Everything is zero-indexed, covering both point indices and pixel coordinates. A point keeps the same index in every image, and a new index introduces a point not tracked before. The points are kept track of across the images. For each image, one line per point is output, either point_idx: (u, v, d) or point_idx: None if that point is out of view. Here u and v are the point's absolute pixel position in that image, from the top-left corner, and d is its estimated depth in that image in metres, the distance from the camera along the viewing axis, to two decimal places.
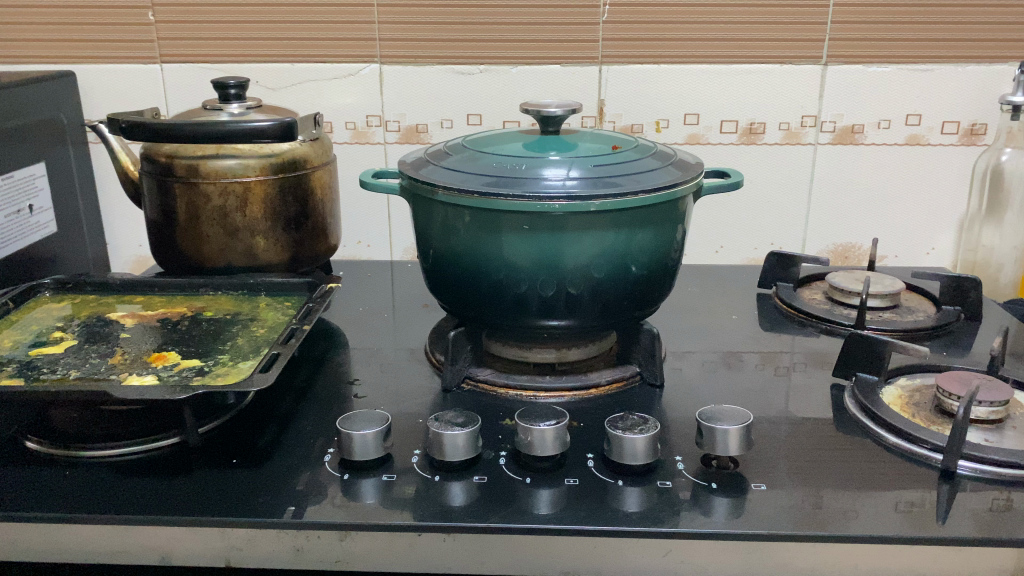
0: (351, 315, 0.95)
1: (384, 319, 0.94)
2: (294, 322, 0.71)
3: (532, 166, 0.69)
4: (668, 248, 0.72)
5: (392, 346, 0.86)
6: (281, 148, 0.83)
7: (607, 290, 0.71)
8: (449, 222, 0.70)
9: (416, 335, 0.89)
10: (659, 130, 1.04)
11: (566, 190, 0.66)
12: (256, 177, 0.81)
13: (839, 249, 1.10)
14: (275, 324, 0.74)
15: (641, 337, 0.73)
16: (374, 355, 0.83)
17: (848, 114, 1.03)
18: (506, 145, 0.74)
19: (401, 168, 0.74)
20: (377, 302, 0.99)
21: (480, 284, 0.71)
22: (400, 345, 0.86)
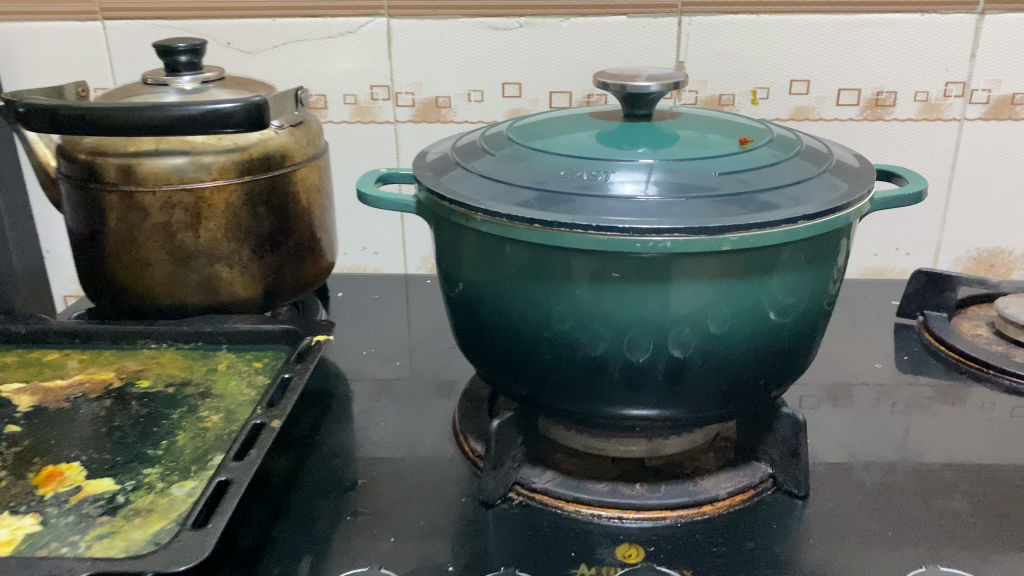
0: (359, 349, 0.72)
1: (403, 355, 0.71)
2: (258, 409, 0.47)
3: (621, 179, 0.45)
4: (819, 295, 0.48)
5: (413, 405, 0.63)
6: (248, 138, 0.58)
7: (731, 359, 0.47)
8: (494, 261, 0.47)
9: (440, 388, 0.65)
10: (756, 102, 0.79)
11: (688, 221, 0.41)
12: (212, 182, 0.57)
13: (983, 256, 0.86)
14: (235, 403, 0.51)
15: (779, 425, 0.50)
16: (388, 420, 0.60)
17: (1008, 80, 0.77)
18: (571, 136, 0.50)
19: (415, 172, 0.50)
20: (392, 328, 0.75)
21: (540, 351, 0.48)
22: (423, 402, 0.63)
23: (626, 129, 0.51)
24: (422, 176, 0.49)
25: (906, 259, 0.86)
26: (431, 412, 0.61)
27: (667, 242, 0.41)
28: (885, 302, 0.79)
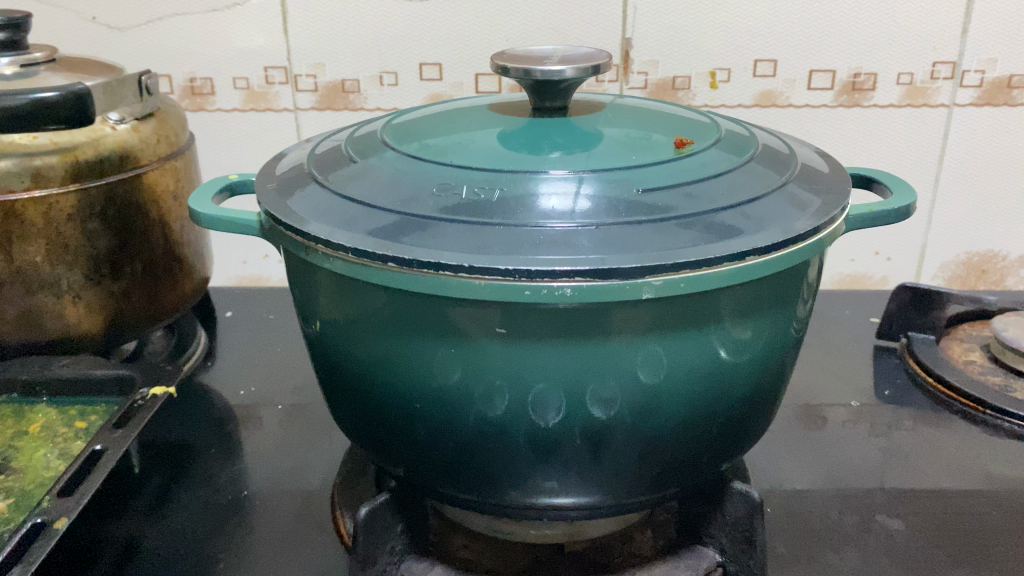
0: (248, 373, 0.60)
1: (299, 382, 0.59)
2: (47, 498, 0.37)
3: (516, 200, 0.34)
4: (774, 342, 0.38)
5: (298, 451, 0.51)
6: (74, 135, 0.46)
7: (662, 426, 0.37)
8: (355, 306, 0.36)
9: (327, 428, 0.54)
10: (715, 85, 0.68)
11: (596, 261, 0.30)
12: (27, 191, 0.45)
13: (974, 260, 0.75)
14: (34, 485, 0.40)
15: (727, 505, 0.40)
16: (260, 474, 0.49)
17: (1004, 60, 0.67)
18: (463, 140, 0.39)
19: (259, 188, 0.39)
20: (292, 348, 0.64)
21: (421, 419, 0.38)
22: (306, 449, 0.52)
23: (534, 131, 0.40)
24: (264, 196, 0.38)
25: (886, 264, 0.76)
26: (318, 461, 0.50)
27: (568, 290, 0.30)
28: (861, 317, 0.69)
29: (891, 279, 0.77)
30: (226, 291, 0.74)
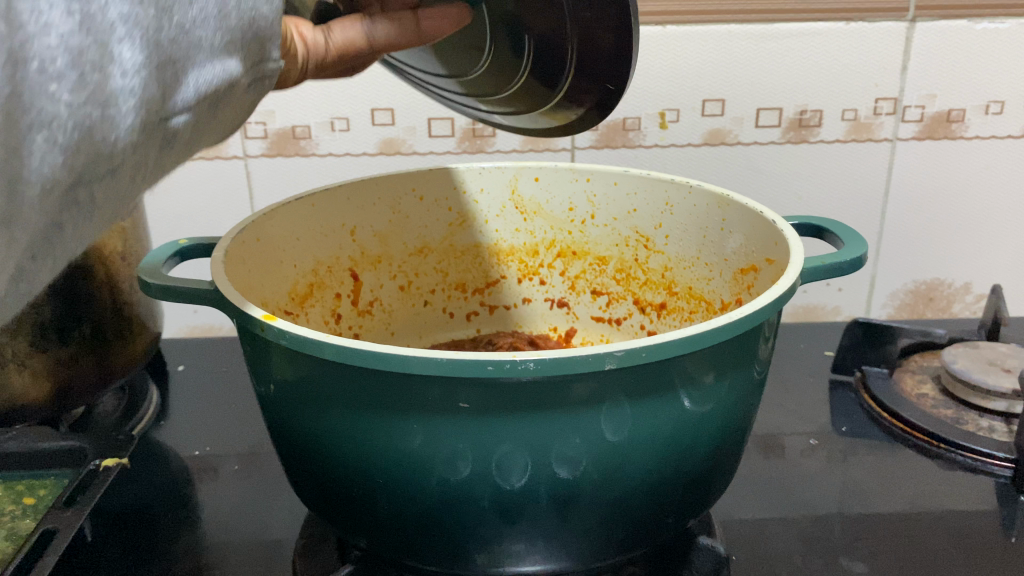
0: (204, 426, 0.59)
1: (260, 434, 0.58)
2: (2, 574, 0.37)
3: (218, 100, 0.29)
4: (733, 401, 0.39)
5: (257, 506, 0.50)
6: None
7: (628, 485, 0.37)
8: (313, 378, 0.36)
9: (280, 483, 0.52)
10: (665, 125, 0.69)
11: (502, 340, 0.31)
12: None
13: (922, 289, 0.77)
14: None
15: (694, 555, 0.44)
16: (223, 531, 0.47)
17: (942, 95, 0.68)
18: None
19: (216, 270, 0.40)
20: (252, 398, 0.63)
21: (384, 488, 0.37)
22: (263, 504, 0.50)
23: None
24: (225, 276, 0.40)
25: (837, 295, 0.78)
26: (280, 514, 0.49)
27: (531, 363, 0.32)
28: (815, 350, 0.70)
29: (843, 310, 0.79)
30: (178, 343, 0.72)
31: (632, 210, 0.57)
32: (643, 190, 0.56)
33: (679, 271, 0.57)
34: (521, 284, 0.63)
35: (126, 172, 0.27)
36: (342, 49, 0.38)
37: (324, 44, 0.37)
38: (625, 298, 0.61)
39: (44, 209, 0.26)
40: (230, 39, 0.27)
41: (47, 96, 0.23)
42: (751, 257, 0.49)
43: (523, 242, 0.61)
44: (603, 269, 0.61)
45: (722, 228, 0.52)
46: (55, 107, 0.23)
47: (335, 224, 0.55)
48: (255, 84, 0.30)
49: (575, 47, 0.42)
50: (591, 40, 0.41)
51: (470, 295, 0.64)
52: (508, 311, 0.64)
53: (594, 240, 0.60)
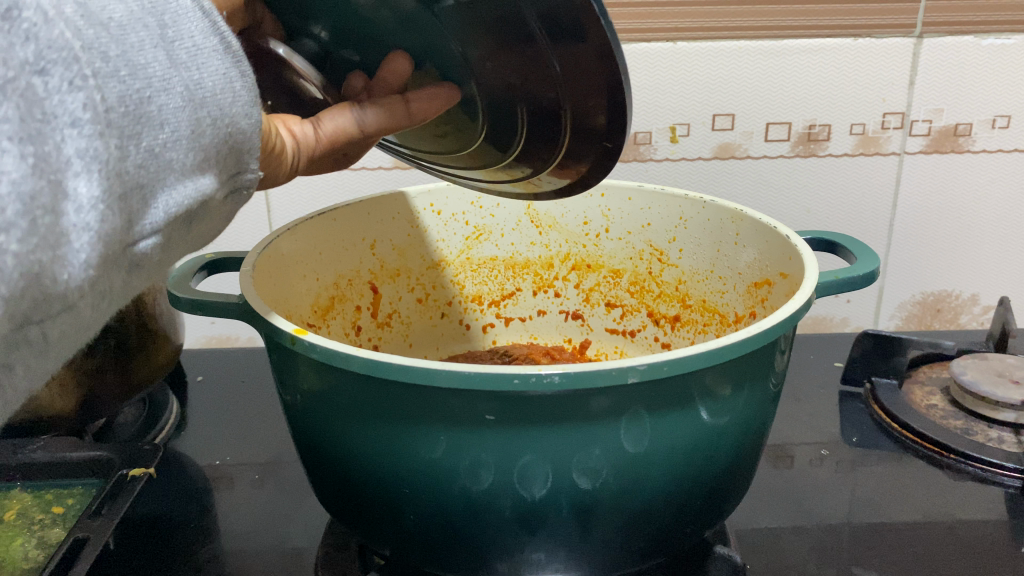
0: (222, 436, 0.60)
1: (278, 444, 0.59)
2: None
3: (188, 220, 0.29)
4: (749, 414, 0.40)
5: (277, 515, 0.50)
6: None
7: (647, 496, 0.38)
8: (340, 390, 0.37)
9: (301, 492, 0.53)
10: (676, 139, 0.70)
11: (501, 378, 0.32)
12: None
13: (930, 300, 0.78)
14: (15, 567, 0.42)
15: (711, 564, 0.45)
16: (243, 538, 0.48)
17: (949, 110, 0.69)
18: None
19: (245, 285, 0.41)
20: (271, 408, 0.64)
21: (408, 498, 0.38)
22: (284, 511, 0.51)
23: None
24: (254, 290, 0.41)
25: (846, 306, 0.79)
26: (300, 523, 0.50)
27: (555, 376, 0.33)
28: (825, 362, 0.71)
29: (851, 321, 0.79)
30: (195, 354, 0.73)
31: (646, 224, 0.58)
32: (657, 205, 0.57)
33: (693, 284, 0.58)
34: (536, 296, 0.64)
35: (86, 305, 0.26)
36: (333, 137, 0.37)
37: (314, 135, 0.37)
38: (639, 311, 0.62)
39: (31, 365, 0.27)
40: (212, 162, 0.28)
41: (71, 277, 0.24)
42: (765, 271, 0.50)
43: (538, 255, 0.62)
44: (617, 281, 0.62)
45: (735, 242, 0.52)
46: (72, 288, 0.24)
47: (356, 238, 0.56)
48: (231, 194, 0.31)
49: (569, 123, 0.41)
50: (583, 118, 0.40)
51: (486, 307, 0.64)
52: (523, 323, 0.65)
53: (609, 254, 0.61)
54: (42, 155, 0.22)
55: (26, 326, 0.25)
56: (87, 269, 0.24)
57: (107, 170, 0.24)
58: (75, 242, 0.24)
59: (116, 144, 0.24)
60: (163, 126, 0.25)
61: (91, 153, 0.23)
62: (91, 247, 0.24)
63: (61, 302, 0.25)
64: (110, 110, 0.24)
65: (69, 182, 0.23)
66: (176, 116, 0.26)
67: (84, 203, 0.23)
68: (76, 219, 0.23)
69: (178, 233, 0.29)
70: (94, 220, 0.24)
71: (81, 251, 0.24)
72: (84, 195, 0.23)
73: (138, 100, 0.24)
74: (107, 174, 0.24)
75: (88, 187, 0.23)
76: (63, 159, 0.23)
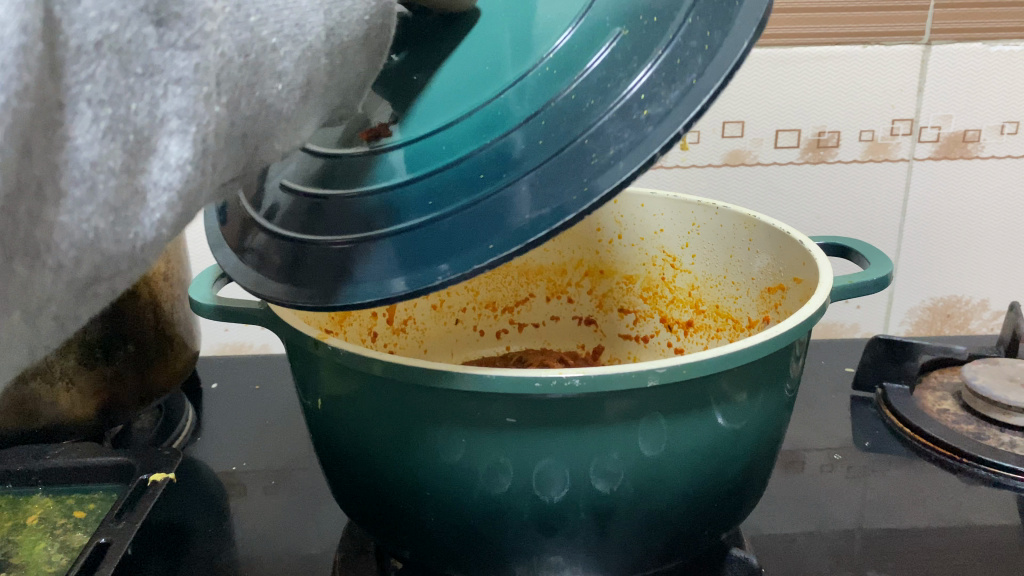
0: (237, 443, 0.60)
1: (293, 451, 0.59)
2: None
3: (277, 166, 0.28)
4: (766, 417, 0.40)
5: (294, 521, 0.51)
6: None
7: (664, 499, 0.38)
8: (360, 394, 0.38)
9: (317, 496, 0.54)
10: (686, 147, 0.70)
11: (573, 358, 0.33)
12: None
13: (940, 306, 0.78)
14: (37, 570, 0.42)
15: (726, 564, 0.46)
16: (258, 545, 0.48)
17: (958, 116, 0.70)
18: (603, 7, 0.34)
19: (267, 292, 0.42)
20: (285, 415, 0.64)
21: (427, 501, 0.38)
22: (302, 515, 0.51)
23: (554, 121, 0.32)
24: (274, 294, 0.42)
25: (856, 312, 0.79)
26: (318, 530, 0.50)
27: (576, 379, 0.33)
28: (836, 367, 0.71)
29: (861, 327, 0.80)
30: (209, 361, 0.74)
31: (658, 230, 0.58)
32: (670, 211, 0.57)
33: (706, 290, 0.58)
34: (550, 302, 0.65)
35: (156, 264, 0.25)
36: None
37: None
38: (652, 316, 0.62)
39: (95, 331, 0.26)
40: (312, 112, 0.28)
41: (140, 237, 0.23)
42: (779, 276, 0.50)
43: (551, 261, 0.63)
44: (630, 287, 0.62)
45: (749, 247, 0.53)
46: (140, 250, 0.23)
47: None
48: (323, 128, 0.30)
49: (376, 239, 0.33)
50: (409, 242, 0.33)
51: (499, 313, 0.65)
52: (536, 328, 0.66)
53: (622, 260, 0.61)
54: (122, 117, 0.21)
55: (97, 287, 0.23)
56: (162, 230, 0.23)
57: (205, 132, 0.23)
58: (152, 201, 0.22)
59: (223, 99, 0.23)
60: (280, 76, 0.25)
61: (190, 114, 0.22)
62: (169, 207, 0.23)
63: (132, 264, 0.23)
64: (228, 61, 0.23)
65: (160, 139, 0.22)
66: (292, 66, 0.25)
67: (171, 162, 0.22)
68: (158, 177, 0.22)
69: (269, 166, 0.28)
70: (177, 180, 0.23)
71: (157, 211, 0.23)
72: (174, 154, 0.22)
73: (258, 49, 0.24)
74: (203, 136, 0.23)
75: (179, 146, 0.22)
76: (157, 116, 0.22)
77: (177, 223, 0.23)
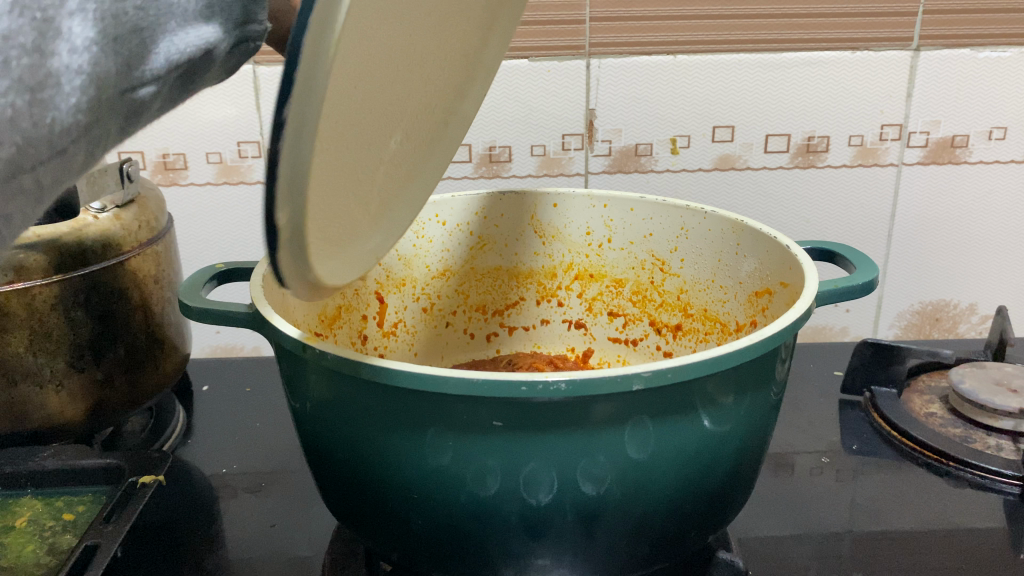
0: (226, 445, 0.60)
1: (282, 454, 0.59)
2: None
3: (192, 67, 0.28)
4: (752, 420, 0.40)
5: (286, 524, 0.51)
6: (71, 238, 0.47)
7: (650, 502, 0.38)
8: (348, 397, 0.38)
9: (307, 498, 0.54)
10: (676, 151, 0.71)
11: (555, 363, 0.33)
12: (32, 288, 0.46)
13: (928, 310, 0.79)
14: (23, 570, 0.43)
15: (714, 566, 0.46)
16: (247, 549, 0.48)
17: (946, 121, 0.70)
18: None
19: (258, 295, 0.42)
20: (276, 418, 0.64)
21: (414, 504, 0.39)
22: (293, 517, 0.51)
23: None
24: (263, 299, 0.42)
25: (845, 316, 0.79)
26: (307, 534, 0.50)
27: (562, 383, 0.33)
28: (825, 371, 0.72)
29: (850, 330, 0.80)
30: (201, 364, 0.74)
31: (647, 234, 0.59)
32: (659, 216, 0.58)
33: (695, 293, 0.58)
34: (540, 305, 0.65)
35: (78, 149, 0.25)
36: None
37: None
38: (641, 319, 0.63)
39: (23, 218, 0.25)
40: (216, 10, 0.28)
41: (57, 120, 0.23)
42: (766, 280, 0.51)
43: (542, 265, 0.63)
44: (619, 291, 0.62)
45: (736, 252, 0.53)
46: (59, 133, 0.24)
47: None
48: (240, 46, 0.30)
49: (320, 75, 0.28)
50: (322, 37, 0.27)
51: (489, 316, 0.65)
52: (526, 331, 0.66)
53: (611, 263, 0.61)
54: None
55: (19, 174, 0.23)
56: (77, 115, 0.24)
57: (102, 10, 0.23)
58: (65, 85, 0.23)
59: None
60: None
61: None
62: (82, 92, 0.24)
63: (52, 150, 0.24)
64: None
65: (64, 20, 0.23)
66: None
67: (78, 45, 0.23)
68: (68, 61, 0.23)
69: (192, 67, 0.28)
70: (87, 63, 0.23)
71: (71, 95, 0.23)
72: (78, 36, 0.23)
73: None
74: (102, 14, 0.24)
75: (82, 26, 0.23)
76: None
77: (91, 106, 0.24)
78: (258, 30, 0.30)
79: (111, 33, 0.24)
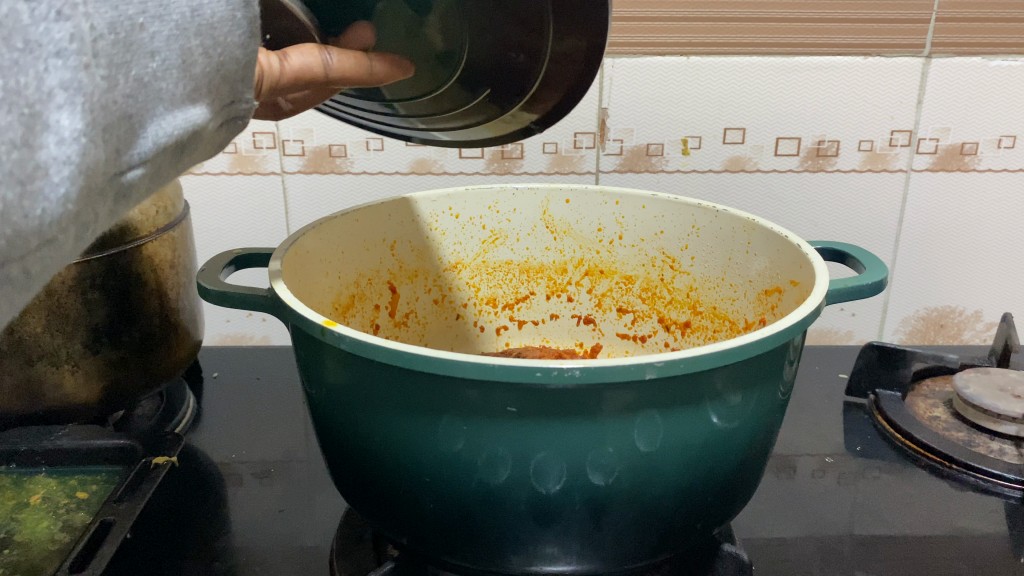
0: (236, 432, 0.61)
1: (291, 442, 0.60)
2: (69, 557, 0.40)
3: (182, 147, 0.28)
4: (759, 415, 0.41)
5: (293, 510, 0.51)
6: None
7: (659, 492, 0.39)
8: (364, 381, 0.38)
9: (315, 485, 0.54)
10: (687, 152, 0.71)
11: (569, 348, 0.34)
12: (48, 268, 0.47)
13: (933, 315, 0.79)
14: (37, 543, 0.44)
15: (717, 560, 0.46)
16: (256, 534, 0.49)
17: (956, 128, 0.71)
18: None
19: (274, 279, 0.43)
20: (285, 407, 0.65)
21: (427, 488, 0.39)
22: (300, 504, 0.52)
23: None
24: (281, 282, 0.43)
25: (850, 320, 0.80)
26: (315, 520, 0.50)
27: (576, 371, 0.34)
28: (829, 373, 0.72)
29: (855, 334, 0.81)
30: (212, 351, 0.75)
31: (658, 232, 0.59)
32: (670, 213, 0.58)
33: (704, 291, 0.59)
34: (549, 300, 0.65)
35: (68, 237, 0.25)
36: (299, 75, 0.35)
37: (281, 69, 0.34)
38: (650, 316, 0.63)
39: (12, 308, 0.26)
40: (202, 92, 0.28)
41: (46, 212, 0.23)
42: (776, 279, 0.51)
43: (552, 260, 0.64)
44: (629, 287, 0.63)
45: (747, 251, 0.54)
46: (47, 225, 0.24)
47: (376, 239, 0.58)
48: (227, 123, 0.31)
49: None
50: None
51: (499, 309, 0.66)
52: (536, 325, 0.67)
53: (621, 260, 0.62)
54: (14, 90, 0.22)
55: (8, 264, 0.24)
56: (67, 203, 0.24)
57: (92, 102, 0.24)
58: (54, 175, 0.23)
59: (100, 74, 0.24)
60: (153, 55, 0.26)
61: (75, 85, 0.23)
62: (71, 180, 0.24)
63: (37, 240, 0.24)
64: (99, 38, 0.24)
65: (50, 114, 0.23)
66: (166, 45, 0.26)
67: (67, 136, 0.23)
68: (56, 152, 0.23)
69: (183, 146, 0.28)
70: (75, 153, 0.23)
71: (61, 185, 0.23)
72: (67, 128, 0.23)
73: (127, 28, 0.25)
74: (91, 106, 0.24)
75: (70, 119, 0.23)
76: (44, 90, 0.22)
77: (79, 198, 0.24)
78: (249, 107, 0.31)
79: (106, 128, 0.24)
